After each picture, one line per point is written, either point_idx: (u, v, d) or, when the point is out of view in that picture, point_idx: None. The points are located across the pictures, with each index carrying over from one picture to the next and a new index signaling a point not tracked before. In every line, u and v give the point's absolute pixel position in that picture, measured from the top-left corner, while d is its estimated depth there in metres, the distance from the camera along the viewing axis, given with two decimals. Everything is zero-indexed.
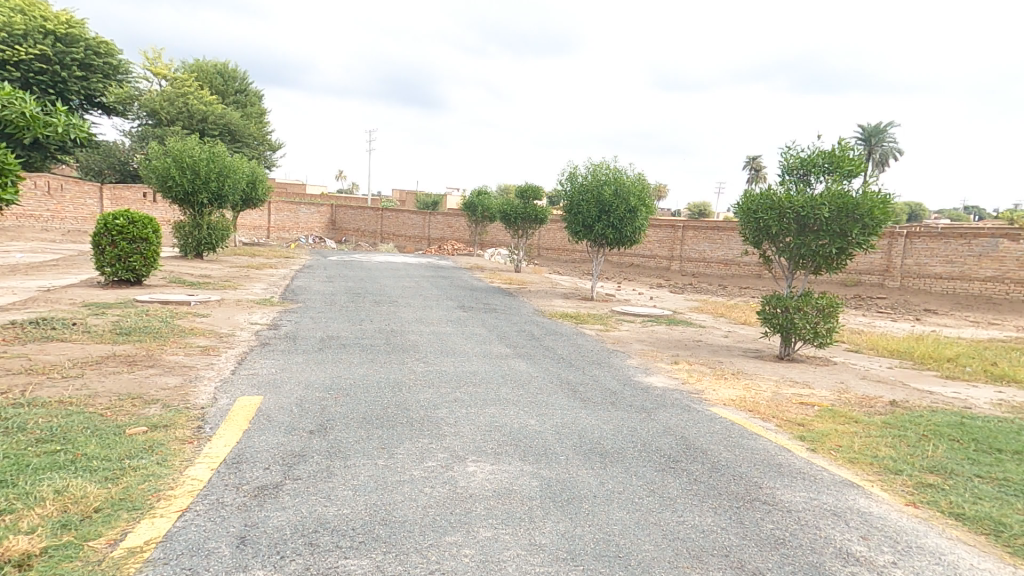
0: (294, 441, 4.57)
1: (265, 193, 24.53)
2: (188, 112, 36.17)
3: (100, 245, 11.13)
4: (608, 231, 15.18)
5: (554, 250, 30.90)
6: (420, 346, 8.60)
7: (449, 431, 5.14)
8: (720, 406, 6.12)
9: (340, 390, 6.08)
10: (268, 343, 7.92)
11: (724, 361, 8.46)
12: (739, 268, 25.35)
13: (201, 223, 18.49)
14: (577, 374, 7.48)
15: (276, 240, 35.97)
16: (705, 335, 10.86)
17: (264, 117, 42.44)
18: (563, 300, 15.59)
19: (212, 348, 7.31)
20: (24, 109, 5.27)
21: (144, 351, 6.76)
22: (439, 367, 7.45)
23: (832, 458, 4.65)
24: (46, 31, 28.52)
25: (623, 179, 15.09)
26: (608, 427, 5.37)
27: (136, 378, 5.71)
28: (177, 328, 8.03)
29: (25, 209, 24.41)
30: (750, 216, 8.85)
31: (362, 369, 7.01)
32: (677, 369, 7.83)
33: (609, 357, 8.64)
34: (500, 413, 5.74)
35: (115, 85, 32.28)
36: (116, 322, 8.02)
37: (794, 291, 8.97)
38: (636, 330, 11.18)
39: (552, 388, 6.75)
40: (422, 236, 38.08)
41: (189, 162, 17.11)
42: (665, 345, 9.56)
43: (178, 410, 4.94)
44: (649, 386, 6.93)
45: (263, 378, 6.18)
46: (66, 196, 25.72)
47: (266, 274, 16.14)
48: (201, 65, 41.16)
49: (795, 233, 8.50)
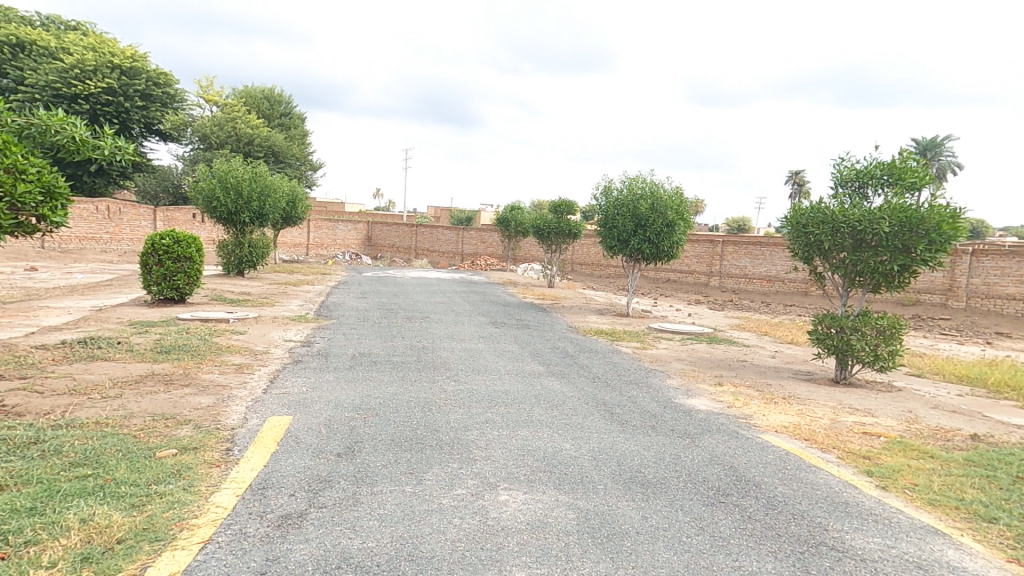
0: (321, 465, 4.44)
1: (304, 211, 25.18)
2: (237, 136, 37.84)
3: (148, 265, 11.50)
4: (643, 245, 14.79)
5: (588, 265, 30.52)
6: (451, 364, 8.44)
7: (480, 455, 4.91)
8: (771, 433, 5.68)
9: (369, 410, 5.96)
10: (300, 361, 7.93)
11: (773, 384, 7.93)
12: (783, 285, 24.36)
13: (243, 241, 19.05)
14: (614, 395, 7.14)
15: (314, 257, 36.91)
16: (750, 355, 10.30)
17: (307, 139, 43.99)
18: (598, 317, 15.24)
19: (246, 366, 7.34)
20: (73, 134, 5.40)
21: (181, 370, 6.84)
22: (470, 386, 7.25)
23: (906, 498, 4.19)
24: (113, 65, 30.61)
25: (659, 193, 14.70)
26: (648, 453, 5.03)
27: (171, 398, 5.74)
28: (214, 347, 8.14)
29: (87, 232, 25.79)
30: (799, 231, 8.39)
31: (392, 388, 6.89)
32: (721, 392, 7.37)
33: (648, 376, 8.26)
34: (533, 435, 5.48)
35: (172, 112, 33.72)
36: (158, 340, 8.18)
37: (851, 310, 8.37)
38: (675, 349, 10.70)
39: (589, 410, 6.42)
40: (456, 252, 38.37)
41: (232, 183, 17.72)
42: (707, 365, 9.09)
43: (208, 431, 4.90)
44: (692, 410, 6.51)
45: (294, 398, 6.13)
46: (124, 219, 27.15)
47: (303, 291, 16.45)
48: (250, 90, 43.11)
49: (850, 248, 7.98)
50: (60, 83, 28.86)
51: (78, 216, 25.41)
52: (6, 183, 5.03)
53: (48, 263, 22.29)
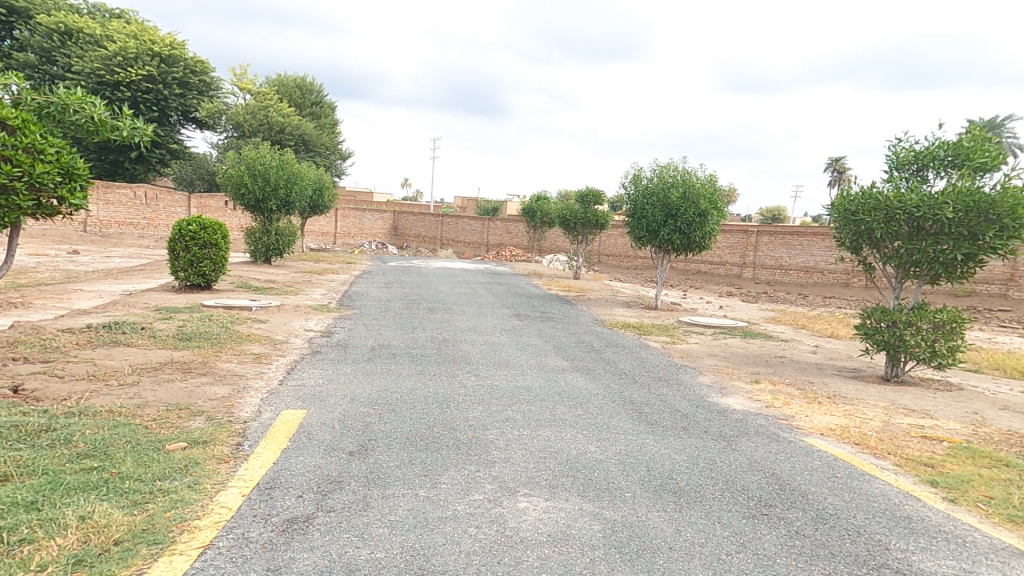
0: (333, 464, 4.24)
1: (331, 199, 25.28)
2: (268, 124, 38.33)
3: (175, 250, 11.56)
4: (674, 235, 14.23)
5: (616, 256, 29.89)
6: (472, 357, 8.19)
7: (499, 457, 4.63)
8: (816, 437, 5.24)
9: (385, 405, 5.75)
10: (319, 351, 7.80)
11: (815, 382, 7.41)
12: (822, 276, 23.34)
13: (270, 229, 19.17)
14: (642, 392, 6.76)
15: (342, 245, 37.23)
16: (789, 351, 9.75)
17: (336, 128, 44.35)
18: (625, 309, 14.77)
19: (265, 356, 7.23)
20: (91, 113, 5.13)
21: (200, 359, 6.76)
22: (491, 382, 6.97)
23: (981, 514, 3.72)
24: (153, 53, 31.18)
25: (692, 181, 14.10)
26: (680, 457, 4.67)
27: (187, 388, 5.62)
28: (235, 335, 8.08)
29: (126, 217, 26.41)
30: (847, 219, 7.79)
31: (410, 382, 6.67)
32: (758, 390, 6.92)
33: (678, 373, 7.84)
34: (555, 436, 5.17)
35: (207, 100, 34.21)
36: (180, 327, 8.15)
37: (905, 304, 7.75)
38: (708, 343, 10.20)
39: (615, 408, 6.07)
40: (481, 241, 38.18)
41: (260, 170, 17.84)
42: (743, 362, 8.60)
43: (220, 424, 4.76)
44: (727, 410, 6.09)
45: (310, 391, 5.96)
46: (160, 205, 27.79)
47: (328, 279, 16.46)
48: (283, 79, 43.62)
49: (906, 236, 7.37)
50: (103, 71, 29.59)
51: (118, 201, 26.04)
52: (23, 162, 4.92)
53: (88, 248, 22.98)
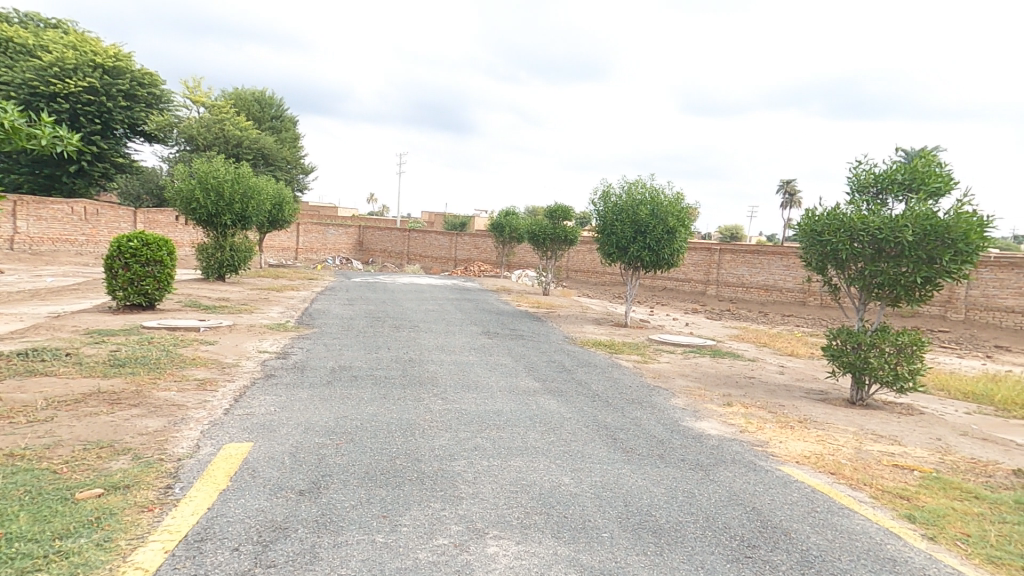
0: (279, 506, 3.77)
1: (291, 214, 24.44)
2: (225, 137, 37.12)
3: (113, 268, 10.75)
4: (643, 252, 14.24)
5: (583, 272, 30.00)
6: (439, 379, 7.77)
7: (466, 492, 4.25)
8: (793, 465, 5.05)
9: (343, 435, 5.28)
10: (272, 375, 7.25)
11: (785, 404, 7.33)
12: (781, 294, 23.94)
13: (224, 245, 18.25)
14: (616, 416, 6.50)
15: (303, 261, 36.08)
16: (757, 371, 9.72)
17: (298, 142, 43.39)
18: (594, 326, 14.63)
19: (210, 382, 6.65)
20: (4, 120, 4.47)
21: (134, 387, 6.13)
22: (458, 406, 6.58)
23: (962, 555, 3.57)
24: (95, 65, 29.85)
25: (659, 198, 14.18)
26: (658, 490, 4.40)
27: (112, 421, 5.03)
28: (177, 359, 7.45)
29: (62, 234, 24.83)
30: (813, 239, 7.84)
31: (371, 408, 6.21)
32: (731, 413, 6.76)
33: (651, 395, 7.62)
34: (528, 467, 4.83)
35: (157, 113, 32.87)
36: (113, 352, 7.46)
37: (869, 326, 7.80)
38: (677, 362, 10.09)
39: (589, 435, 5.78)
40: (448, 257, 37.75)
41: (213, 184, 17.07)
42: (714, 382, 8.47)
43: (148, 464, 4.21)
44: (701, 435, 5.88)
45: (259, 420, 5.44)
46: (102, 221, 26.30)
47: (286, 297, 15.72)
48: (241, 93, 42.54)
49: (869, 258, 7.43)
50: (37, 82, 28.01)
51: (52, 217, 24.47)
52: None
53: (18, 267, 21.39)
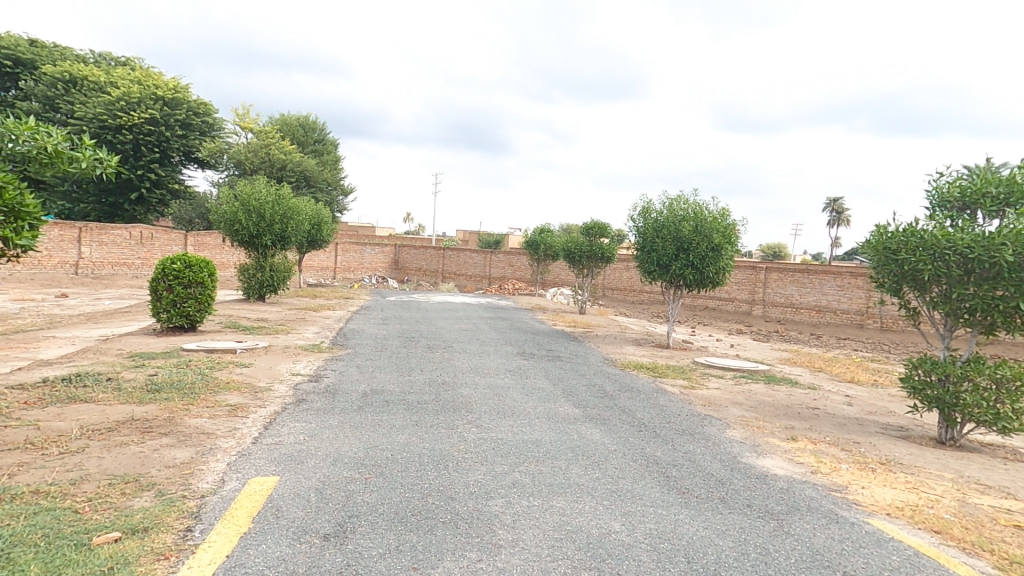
0: (301, 554, 3.42)
1: (329, 234, 24.82)
2: (270, 161, 38.51)
3: (157, 290, 10.91)
4: (686, 270, 13.61)
5: (621, 290, 29.33)
6: (473, 404, 7.39)
7: (506, 539, 3.81)
8: (886, 520, 4.39)
9: (373, 468, 4.95)
10: (303, 400, 7.03)
11: (860, 441, 6.62)
12: (835, 316, 22.55)
13: (264, 265, 18.57)
14: (667, 449, 5.95)
15: (341, 280, 36.67)
16: (820, 400, 8.93)
17: (339, 164, 44.63)
18: (635, 347, 14.00)
19: (242, 407, 6.48)
20: (47, 143, 4.63)
21: (166, 414, 6.01)
22: (494, 434, 6.17)
23: None
24: (156, 97, 31.60)
25: (703, 214, 13.56)
26: (726, 542, 3.86)
27: (141, 452, 4.86)
28: (212, 383, 7.35)
29: (120, 258, 25.97)
30: (885, 259, 7.14)
31: (403, 436, 5.87)
32: (797, 450, 6.11)
33: (703, 425, 7.02)
34: (572, 509, 4.35)
35: (210, 140, 34.31)
36: (150, 376, 7.42)
37: (959, 356, 7.06)
38: (728, 389, 9.42)
39: (639, 471, 5.25)
40: (483, 276, 37.64)
41: (255, 206, 17.48)
42: (772, 413, 7.78)
43: (170, 502, 3.98)
44: (767, 476, 5.26)
45: (287, 451, 5.18)
46: (156, 244, 27.43)
47: (322, 316, 15.77)
48: (286, 118, 44.26)
49: (958, 279, 6.71)
50: (106, 115, 29.69)
51: (112, 242, 25.63)
52: None
53: (78, 290, 22.42)
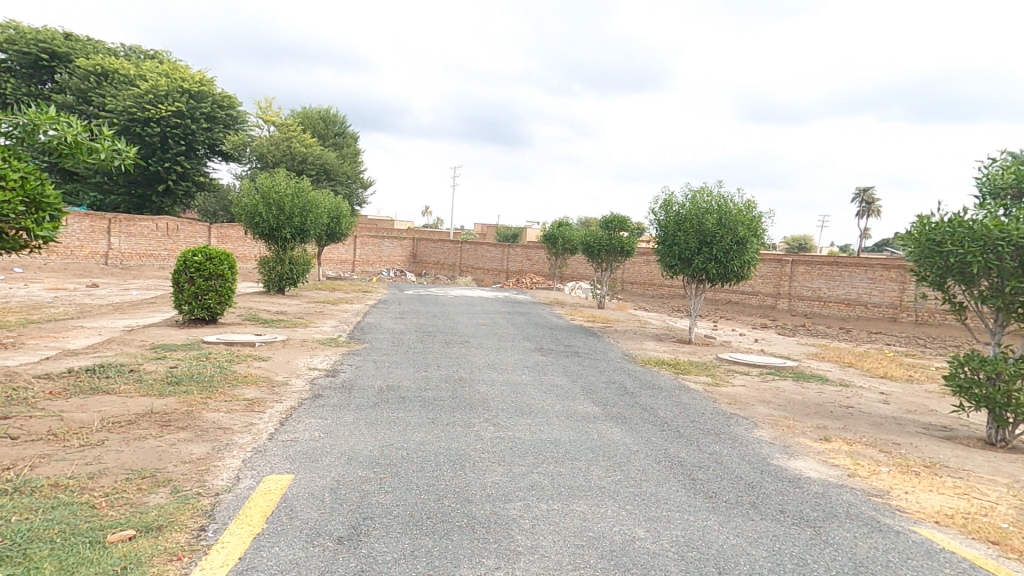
0: (315, 558, 3.33)
1: (348, 227, 24.93)
2: (291, 155, 38.85)
3: (179, 283, 10.99)
4: (709, 264, 13.26)
5: (641, 284, 28.93)
6: (490, 401, 7.26)
7: (525, 546, 3.66)
8: (935, 530, 4.13)
9: (388, 467, 4.85)
10: (320, 395, 6.98)
11: (899, 443, 6.32)
12: (866, 309, 21.87)
13: (284, 258, 18.70)
14: (691, 450, 5.74)
15: (360, 273, 36.91)
16: (852, 399, 8.60)
17: (359, 157, 44.85)
18: (657, 343, 13.73)
19: (259, 402, 6.45)
20: (69, 134, 4.81)
21: (185, 407, 5.99)
22: (512, 433, 6.03)
23: None
24: (182, 90, 32.09)
25: (728, 207, 13.17)
26: (759, 552, 3.65)
27: (159, 446, 4.83)
28: (231, 377, 7.34)
29: (147, 249, 26.48)
30: (929, 250, 6.98)
31: (419, 435, 5.77)
32: (831, 452, 5.84)
33: (729, 425, 6.78)
34: (593, 513, 4.19)
35: (233, 134, 34.71)
36: (171, 369, 7.45)
37: (1009, 352, 6.93)
38: (755, 386, 9.12)
39: (663, 473, 5.06)
40: (501, 269, 37.51)
41: (275, 199, 17.58)
42: (803, 412, 7.49)
43: (185, 499, 3.92)
44: (801, 479, 5.01)
45: (302, 448, 5.11)
46: (181, 236, 27.89)
47: (341, 309, 15.82)
48: (308, 112, 44.60)
49: (1012, 271, 6.55)
50: (135, 108, 30.22)
51: (139, 233, 26.15)
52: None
53: (107, 280, 22.93)
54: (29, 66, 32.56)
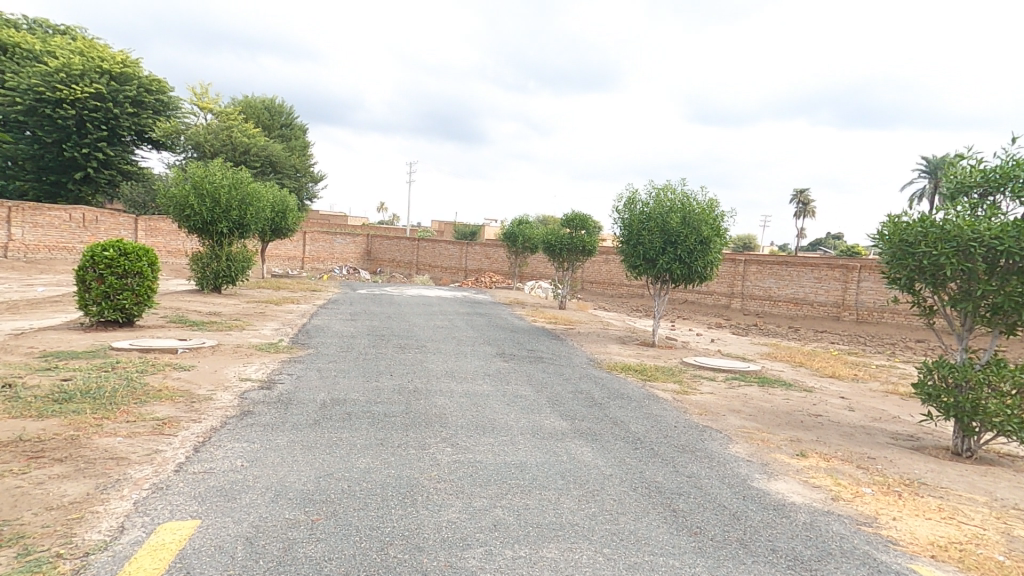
0: None
1: (295, 222, 23.44)
2: (232, 144, 36.54)
3: (85, 280, 9.64)
4: (674, 265, 12.98)
5: (599, 283, 28.80)
6: (448, 416, 6.54)
7: None
8: (933, 567, 3.71)
9: (324, 505, 4.03)
10: (249, 412, 6.03)
11: (874, 457, 6.01)
12: (812, 309, 22.42)
13: (220, 254, 17.23)
14: (668, 473, 5.20)
15: (310, 270, 35.14)
16: (820, 405, 8.37)
17: (308, 149, 42.83)
18: (619, 346, 13.33)
19: (171, 422, 5.46)
20: None
21: (70, 431, 4.95)
22: (471, 456, 5.33)
23: None
24: (102, 70, 29.43)
25: (692, 205, 12.89)
26: None
27: (19, 488, 3.83)
28: (139, 391, 6.28)
29: (60, 242, 24.11)
30: (902, 252, 6.75)
31: (364, 461, 4.96)
32: (812, 471, 5.43)
33: (705, 439, 6.30)
34: (569, 562, 3.54)
35: (165, 120, 32.27)
36: (61, 382, 6.30)
37: (978, 357, 6.76)
38: (722, 393, 8.75)
39: (641, 504, 4.47)
40: (458, 267, 36.67)
41: (208, 190, 16.15)
42: (774, 422, 7.15)
43: (37, 566, 2.99)
44: (786, 507, 4.54)
45: (217, 482, 4.21)
46: (102, 228, 25.49)
47: (283, 310, 14.58)
48: (251, 101, 42.20)
49: (982, 274, 6.34)
50: (43, 88, 27.46)
51: (49, 224, 23.72)
52: None
53: (12, 277, 20.57)
54: None
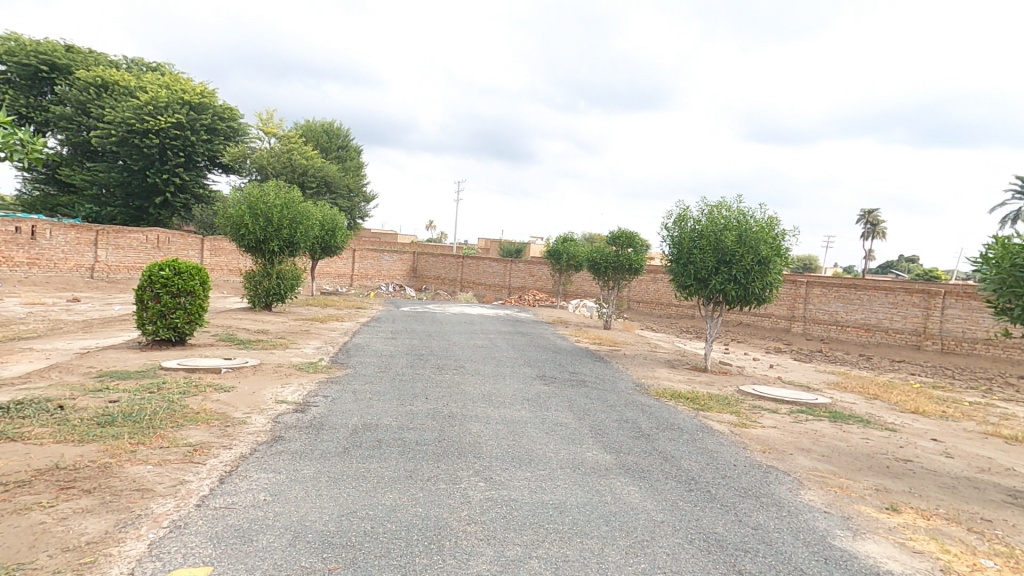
0: None
1: (344, 240, 24.01)
2: (292, 167, 38.19)
3: (143, 300, 9.96)
4: (728, 285, 12.20)
5: (647, 302, 27.89)
6: (483, 446, 6.14)
7: None
8: None
9: (344, 551, 3.70)
10: (280, 438, 5.85)
11: (989, 519, 5.11)
12: (886, 335, 20.66)
13: (271, 272, 17.70)
14: (729, 523, 4.59)
15: (358, 288, 35.96)
16: (907, 449, 7.39)
17: (361, 170, 44.28)
18: (670, 371, 12.58)
19: (202, 448, 5.34)
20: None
21: (105, 458, 4.90)
22: (505, 494, 4.89)
23: None
24: (183, 101, 31.50)
25: (748, 223, 12.11)
26: None
27: (41, 524, 3.72)
28: (178, 414, 6.25)
29: (137, 262, 25.71)
30: (1014, 277, 5.87)
31: (391, 497, 4.63)
32: (911, 532, 4.63)
33: (770, 484, 5.59)
34: None
35: (234, 145, 34.07)
36: (107, 404, 6.37)
37: None
38: (787, 428, 7.93)
39: (700, 563, 3.89)
40: (502, 285, 36.56)
41: (263, 210, 16.73)
42: (854, 467, 6.32)
43: None
44: None
45: (236, 520, 3.97)
46: (172, 248, 27.01)
47: (327, 328, 14.73)
48: (311, 125, 44.17)
49: None
50: (134, 120, 29.59)
51: (129, 245, 25.32)
52: None
53: (90, 295, 22.04)
54: (29, 77, 31.74)
